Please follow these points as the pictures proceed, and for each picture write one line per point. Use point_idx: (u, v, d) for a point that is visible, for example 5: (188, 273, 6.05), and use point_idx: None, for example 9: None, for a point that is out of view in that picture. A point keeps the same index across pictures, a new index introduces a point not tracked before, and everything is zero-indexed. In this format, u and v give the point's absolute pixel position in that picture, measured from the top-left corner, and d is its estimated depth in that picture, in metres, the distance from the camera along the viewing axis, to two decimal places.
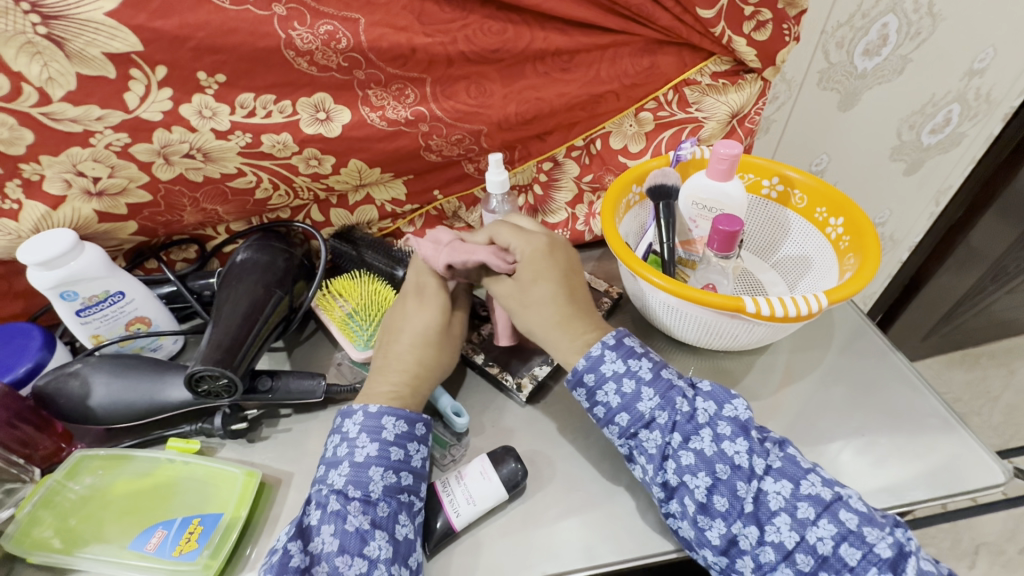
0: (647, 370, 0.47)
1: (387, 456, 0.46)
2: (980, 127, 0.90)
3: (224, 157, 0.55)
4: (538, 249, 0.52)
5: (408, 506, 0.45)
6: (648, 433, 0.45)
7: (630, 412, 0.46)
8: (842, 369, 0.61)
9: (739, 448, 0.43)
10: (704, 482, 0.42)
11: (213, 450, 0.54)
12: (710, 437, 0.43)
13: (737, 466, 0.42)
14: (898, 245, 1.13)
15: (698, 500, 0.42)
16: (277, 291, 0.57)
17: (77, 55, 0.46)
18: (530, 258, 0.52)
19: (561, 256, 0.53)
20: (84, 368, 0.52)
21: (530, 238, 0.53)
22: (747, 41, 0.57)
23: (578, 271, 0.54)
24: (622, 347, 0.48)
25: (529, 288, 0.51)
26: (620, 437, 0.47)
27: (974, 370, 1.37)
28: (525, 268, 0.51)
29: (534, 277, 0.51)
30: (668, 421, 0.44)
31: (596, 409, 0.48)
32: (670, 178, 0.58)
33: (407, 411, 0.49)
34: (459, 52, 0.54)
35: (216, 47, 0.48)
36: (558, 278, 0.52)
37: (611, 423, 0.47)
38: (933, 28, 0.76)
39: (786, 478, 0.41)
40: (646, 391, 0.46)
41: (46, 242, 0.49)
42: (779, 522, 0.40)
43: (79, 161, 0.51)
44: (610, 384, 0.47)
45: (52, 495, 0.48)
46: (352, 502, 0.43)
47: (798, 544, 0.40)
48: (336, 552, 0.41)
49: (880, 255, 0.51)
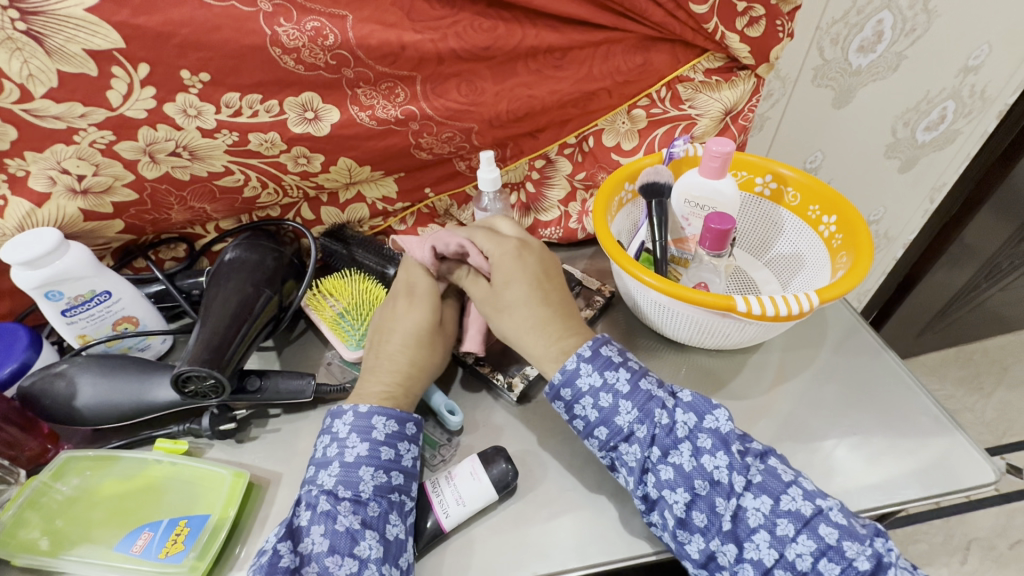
0: (624, 382, 0.46)
1: (377, 456, 0.45)
2: (974, 124, 0.90)
3: (211, 155, 0.54)
4: (507, 251, 0.53)
5: (400, 506, 0.45)
6: (627, 447, 0.45)
7: (608, 426, 0.45)
8: (833, 368, 0.60)
9: (719, 463, 0.42)
10: (682, 498, 0.42)
11: (201, 451, 0.53)
12: (688, 452, 0.43)
13: (716, 483, 0.42)
14: (893, 242, 1.13)
15: (677, 515, 0.42)
16: (266, 290, 0.56)
17: (59, 52, 0.45)
18: (500, 261, 0.52)
19: (533, 258, 0.53)
20: (70, 368, 0.51)
21: (501, 242, 0.53)
22: (740, 37, 0.56)
23: (555, 272, 0.54)
24: (599, 359, 0.47)
25: (501, 291, 0.51)
26: (600, 449, 0.46)
27: (968, 366, 1.37)
28: (495, 271, 0.52)
29: (507, 278, 0.51)
30: (646, 435, 0.44)
31: (574, 422, 0.47)
32: (662, 176, 0.57)
33: (398, 411, 0.48)
34: (449, 49, 0.53)
35: (201, 44, 0.48)
36: (531, 280, 0.51)
37: (590, 436, 0.47)
38: (928, 24, 0.75)
39: (765, 494, 0.41)
40: (624, 405, 0.45)
41: (30, 242, 0.48)
42: (758, 539, 0.40)
43: (63, 158, 0.51)
44: (587, 398, 0.46)
45: (38, 496, 0.47)
46: (341, 502, 0.43)
47: (777, 561, 0.39)
48: (326, 552, 0.41)
49: (873, 253, 0.51)
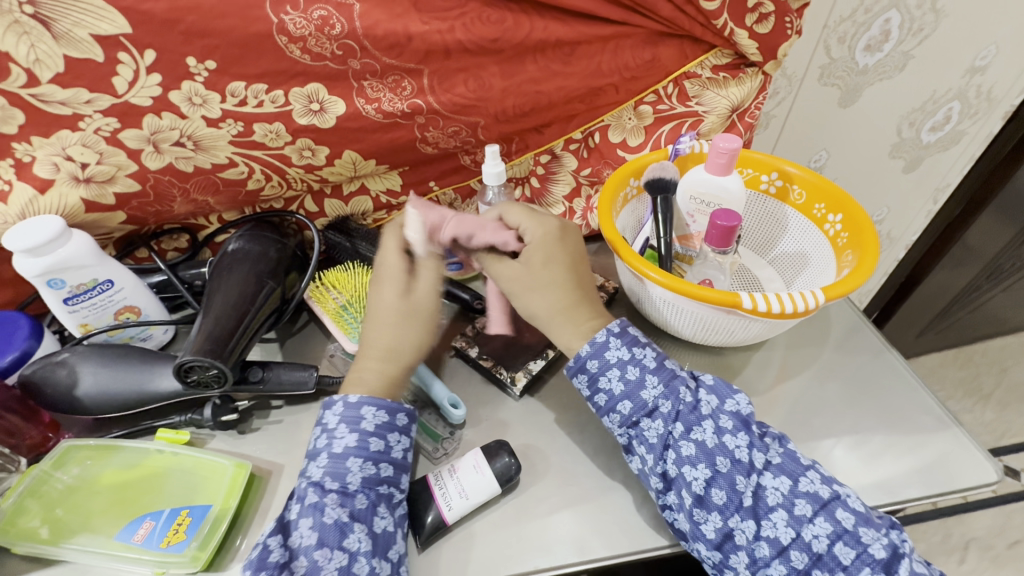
0: (652, 359, 0.47)
1: (366, 447, 0.45)
2: (979, 125, 0.89)
3: (215, 145, 0.54)
4: (550, 234, 0.51)
5: (388, 499, 0.45)
6: (650, 422, 0.45)
7: (633, 400, 0.45)
8: (838, 365, 0.60)
9: (740, 442, 0.43)
10: (703, 474, 0.42)
11: (203, 441, 0.53)
12: (711, 429, 0.43)
13: (737, 460, 0.42)
14: (895, 243, 1.13)
15: (695, 492, 0.42)
16: (269, 281, 0.56)
17: (66, 36, 0.45)
18: (542, 242, 0.50)
19: (571, 242, 0.52)
20: (72, 357, 0.51)
21: (543, 222, 0.52)
22: (749, 33, 0.56)
23: (585, 260, 0.53)
24: (627, 336, 0.48)
25: (539, 271, 0.49)
26: (620, 426, 0.46)
27: (967, 368, 1.37)
28: (535, 249, 0.50)
29: (551, 262, 0.50)
30: (671, 410, 0.44)
31: (596, 398, 0.47)
32: (668, 172, 0.58)
33: (389, 401, 0.47)
34: (457, 41, 0.53)
35: (206, 31, 0.47)
36: (568, 265, 0.51)
37: (612, 412, 0.46)
38: (936, 24, 0.75)
39: (785, 474, 0.41)
40: (650, 379, 0.46)
41: (33, 230, 0.48)
42: (776, 518, 0.40)
43: (68, 145, 0.50)
44: (614, 371, 0.46)
45: (39, 485, 0.47)
46: (329, 494, 0.43)
47: (794, 541, 0.39)
48: (314, 546, 0.41)
49: (879, 251, 0.51)
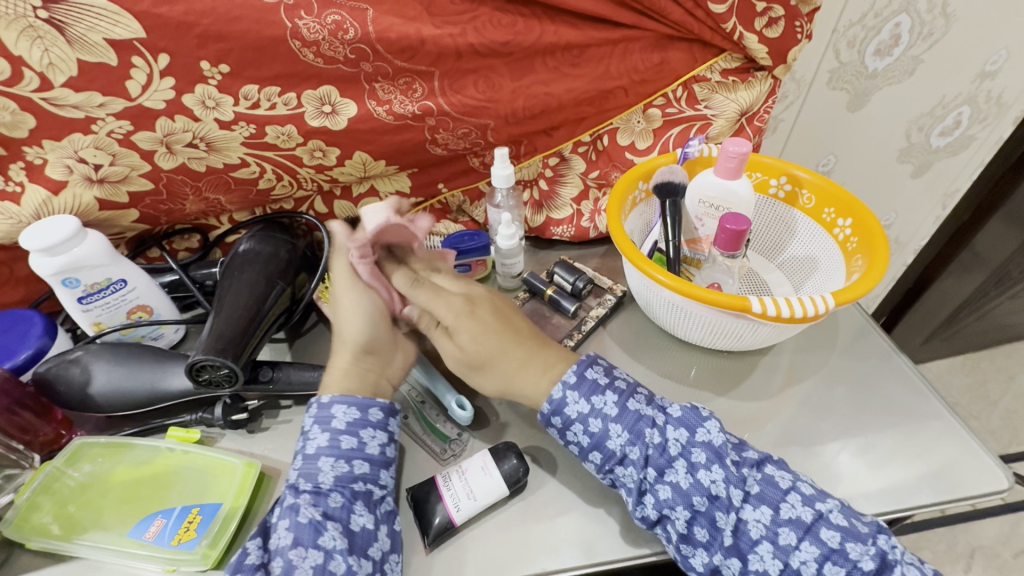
0: (612, 406, 0.46)
1: (337, 446, 0.45)
2: (989, 130, 0.88)
3: (228, 146, 0.54)
4: (456, 309, 0.53)
5: (365, 496, 0.45)
6: (623, 470, 0.45)
7: (601, 450, 0.45)
8: (847, 370, 0.60)
9: (716, 477, 0.42)
10: (683, 515, 0.42)
11: (213, 440, 0.53)
12: (684, 468, 0.43)
13: (715, 497, 0.42)
14: (903, 248, 1.14)
15: (680, 530, 0.42)
16: (279, 282, 0.56)
17: (80, 40, 0.46)
18: (456, 319, 0.52)
19: (482, 308, 0.53)
20: (85, 355, 0.52)
21: (448, 300, 0.53)
22: (758, 37, 0.56)
23: (506, 310, 0.54)
24: (584, 385, 0.47)
25: (479, 341, 0.51)
26: (597, 472, 0.46)
27: (975, 373, 1.37)
28: (459, 328, 0.51)
29: (473, 336, 0.51)
30: (640, 457, 0.44)
31: (569, 447, 0.48)
32: (677, 175, 0.58)
33: (362, 398, 0.48)
34: (468, 45, 0.53)
35: (221, 35, 0.48)
36: (494, 326, 0.52)
37: (586, 459, 0.47)
38: (945, 28, 0.75)
39: (765, 504, 0.41)
40: (614, 428, 0.45)
41: (48, 229, 0.48)
42: (761, 550, 0.40)
43: (80, 148, 0.51)
44: (577, 425, 0.46)
45: (52, 482, 0.48)
46: (302, 495, 0.43)
47: (782, 571, 0.40)
48: (289, 545, 0.41)
49: (889, 257, 0.50)
